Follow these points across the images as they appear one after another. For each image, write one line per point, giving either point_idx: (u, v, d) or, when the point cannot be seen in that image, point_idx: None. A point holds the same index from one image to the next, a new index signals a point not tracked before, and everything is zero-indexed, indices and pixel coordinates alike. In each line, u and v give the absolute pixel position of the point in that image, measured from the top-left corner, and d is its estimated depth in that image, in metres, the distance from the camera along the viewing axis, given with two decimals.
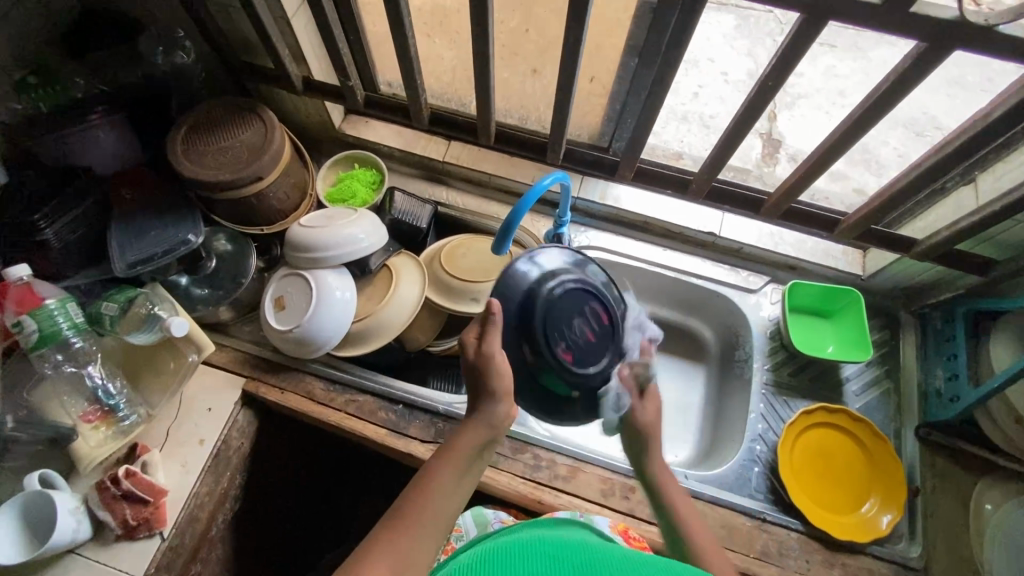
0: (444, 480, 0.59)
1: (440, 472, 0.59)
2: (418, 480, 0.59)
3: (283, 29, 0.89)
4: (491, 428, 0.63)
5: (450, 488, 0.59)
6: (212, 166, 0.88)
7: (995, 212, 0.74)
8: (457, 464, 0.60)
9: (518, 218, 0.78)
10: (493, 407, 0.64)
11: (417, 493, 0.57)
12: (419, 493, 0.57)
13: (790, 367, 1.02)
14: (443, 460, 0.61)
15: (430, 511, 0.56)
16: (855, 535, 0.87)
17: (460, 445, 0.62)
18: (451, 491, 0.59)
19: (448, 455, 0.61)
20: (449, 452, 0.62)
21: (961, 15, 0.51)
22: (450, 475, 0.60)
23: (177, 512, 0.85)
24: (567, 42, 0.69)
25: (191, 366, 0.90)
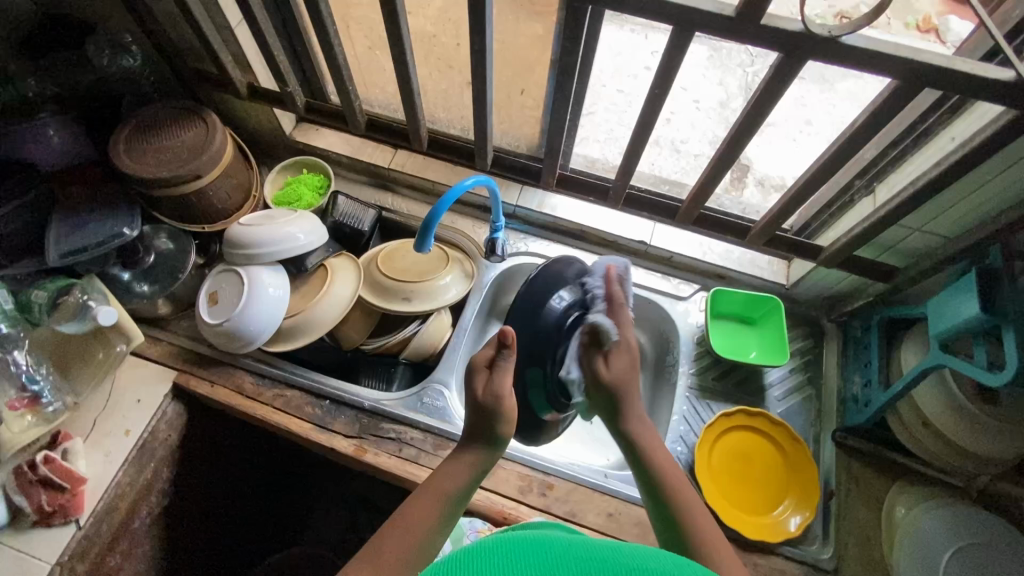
0: (425, 513, 0.58)
1: (423, 508, 0.59)
2: (401, 515, 0.58)
3: (226, 37, 0.95)
4: (473, 471, 0.64)
5: (434, 519, 0.58)
6: (152, 163, 0.92)
7: (882, 218, 0.78)
8: (440, 502, 0.60)
9: (438, 215, 0.82)
10: (475, 448, 0.66)
11: (397, 530, 0.56)
12: (404, 529, 0.56)
13: (714, 371, 1.04)
14: (422, 499, 0.60)
15: (411, 543, 0.55)
16: (767, 536, 0.88)
17: (440, 486, 0.61)
18: (434, 525, 0.58)
19: (429, 495, 0.60)
20: (429, 487, 0.61)
21: (805, 26, 0.55)
22: (432, 509, 0.59)
23: (95, 501, 0.86)
24: (474, 50, 0.74)
25: (119, 356, 0.94)
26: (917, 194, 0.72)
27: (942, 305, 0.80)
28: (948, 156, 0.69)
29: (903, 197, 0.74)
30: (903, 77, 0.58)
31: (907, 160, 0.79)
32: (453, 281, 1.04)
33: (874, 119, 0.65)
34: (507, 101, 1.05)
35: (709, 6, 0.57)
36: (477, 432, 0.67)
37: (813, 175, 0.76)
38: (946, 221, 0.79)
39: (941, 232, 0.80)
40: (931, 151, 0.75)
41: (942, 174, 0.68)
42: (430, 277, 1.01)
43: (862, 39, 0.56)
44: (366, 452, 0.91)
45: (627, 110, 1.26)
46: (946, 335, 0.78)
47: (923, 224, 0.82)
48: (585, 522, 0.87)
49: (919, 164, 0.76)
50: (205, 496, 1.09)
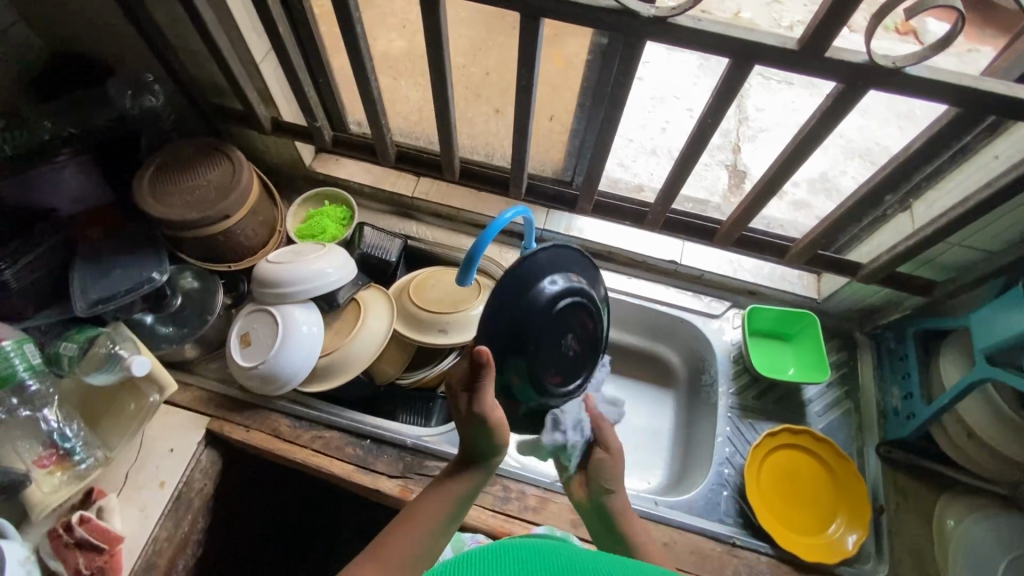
0: (431, 516, 0.63)
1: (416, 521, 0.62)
2: (396, 524, 0.62)
3: (251, 72, 0.93)
4: (466, 484, 0.67)
5: (429, 531, 0.62)
6: (179, 205, 0.89)
7: (927, 236, 0.79)
8: (444, 505, 0.64)
9: (481, 248, 0.80)
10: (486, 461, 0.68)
11: (404, 527, 0.62)
12: (410, 528, 0.62)
13: (753, 390, 1.04)
14: (430, 499, 0.65)
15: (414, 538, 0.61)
16: (823, 556, 0.88)
17: (434, 500, 0.65)
18: (428, 537, 0.62)
19: (436, 496, 0.65)
20: (438, 488, 0.66)
21: (870, 58, 0.55)
22: (435, 512, 0.64)
23: (134, 559, 0.83)
24: (520, 85, 0.73)
25: (152, 407, 0.88)
26: (965, 214, 0.72)
27: (986, 320, 0.81)
28: (996, 174, 0.70)
29: (949, 216, 0.75)
30: (965, 104, 0.58)
31: (945, 177, 0.80)
32: None
33: (929, 143, 0.65)
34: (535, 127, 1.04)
35: (770, 41, 0.57)
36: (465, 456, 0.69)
37: (861, 195, 0.76)
38: (987, 237, 0.80)
39: (983, 247, 0.81)
40: (972, 168, 0.76)
41: (992, 195, 0.69)
42: (465, 307, 1.00)
43: (925, 70, 0.56)
44: (412, 492, 0.89)
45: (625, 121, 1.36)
46: (992, 348, 0.79)
47: (963, 240, 0.82)
48: None
49: (961, 182, 0.77)
50: (239, 542, 1.05)
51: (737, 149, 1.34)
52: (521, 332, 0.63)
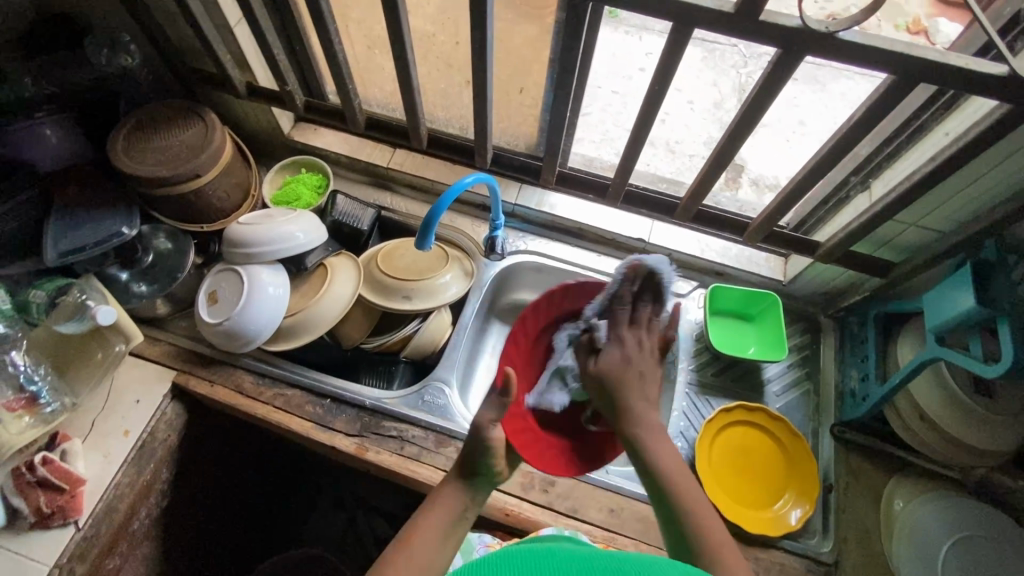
0: (444, 511, 0.62)
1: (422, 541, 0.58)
2: (403, 540, 0.59)
3: (224, 35, 0.95)
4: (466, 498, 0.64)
5: (447, 524, 0.61)
6: (150, 162, 0.91)
7: (879, 214, 0.79)
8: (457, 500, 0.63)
9: (438, 213, 0.82)
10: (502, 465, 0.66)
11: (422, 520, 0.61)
12: (426, 522, 0.61)
13: (713, 367, 1.05)
14: (440, 495, 0.64)
15: (434, 532, 0.60)
16: (767, 529, 0.89)
17: (431, 520, 0.61)
18: (435, 555, 0.58)
19: (446, 492, 0.64)
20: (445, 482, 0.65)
21: (803, 22, 0.56)
22: (448, 506, 0.63)
23: (95, 501, 0.86)
24: (476, 47, 0.74)
25: (118, 356, 0.94)
26: (913, 189, 0.73)
27: (937, 300, 0.81)
28: (944, 149, 0.70)
29: (898, 192, 0.75)
30: (899, 73, 0.59)
31: (902, 156, 0.80)
32: (453, 279, 1.04)
33: (871, 114, 0.65)
34: (506, 100, 1.05)
35: (708, 3, 0.58)
36: (463, 467, 0.66)
37: (812, 169, 0.76)
38: (941, 217, 0.80)
39: (936, 227, 0.82)
40: (926, 145, 0.76)
41: (937, 169, 0.69)
42: (430, 275, 1.02)
43: (858, 35, 0.56)
44: (368, 450, 0.91)
45: (623, 111, 1.31)
46: (941, 327, 0.79)
47: (917, 219, 0.83)
48: (587, 518, 0.88)
49: (914, 159, 0.77)
50: (205, 496, 1.08)
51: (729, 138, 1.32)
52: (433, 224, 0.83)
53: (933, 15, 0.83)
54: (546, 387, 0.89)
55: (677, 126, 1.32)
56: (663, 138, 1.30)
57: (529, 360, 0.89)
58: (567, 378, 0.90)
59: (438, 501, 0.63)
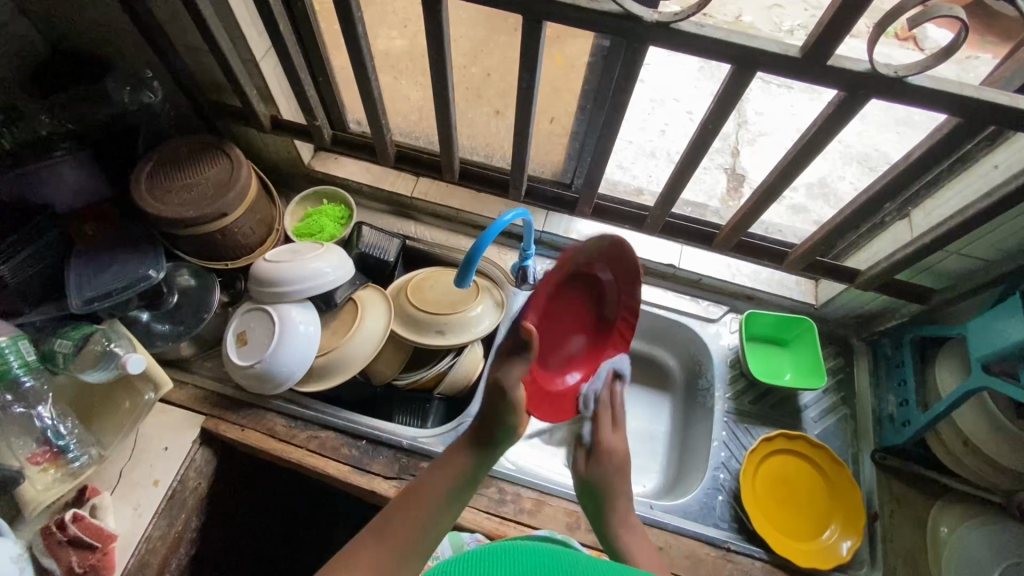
0: (462, 462, 0.64)
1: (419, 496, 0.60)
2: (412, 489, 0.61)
3: (251, 70, 0.92)
4: (473, 462, 0.64)
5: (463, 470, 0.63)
6: (176, 202, 0.89)
7: (926, 244, 0.79)
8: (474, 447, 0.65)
9: (482, 247, 0.79)
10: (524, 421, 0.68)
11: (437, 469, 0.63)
12: (436, 475, 0.62)
13: (750, 394, 1.04)
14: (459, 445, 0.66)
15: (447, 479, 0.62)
16: (817, 562, 0.88)
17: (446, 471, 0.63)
18: (437, 510, 0.59)
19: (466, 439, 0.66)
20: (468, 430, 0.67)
21: (872, 67, 0.55)
22: (462, 456, 0.64)
23: (127, 557, 0.82)
24: (521, 86, 0.73)
25: (147, 405, 0.88)
26: (963, 223, 0.73)
27: (984, 329, 0.81)
28: (995, 184, 0.70)
29: (949, 224, 0.75)
30: (965, 116, 0.58)
31: (944, 186, 0.80)
32: (485, 311, 1.02)
33: (930, 151, 0.65)
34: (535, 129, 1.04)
35: (774, 48, 0.58)
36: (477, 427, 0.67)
37: (860, 203, 0.76)
38: (984, 246, 0.80)
39: (979, 256, 0.82)
40: (971, 177, 0.76)
41: (991, 205, 0.69)
42: (463, 308, 1.00)
43: (927, 80, 0.56)
44: None
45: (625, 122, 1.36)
46: (989, 356, 0.79)
47: (960, 248, 0.83)
48: None
49: (960, 190, 0.77)
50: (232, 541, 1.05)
51: (736, 152, 1.34)
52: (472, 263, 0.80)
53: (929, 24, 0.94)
54: (546, 351, 0.80)
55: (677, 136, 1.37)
56: (664, 150, 1.33)
57: (550, 312, 0.75)
58: (568, 339, 0.81)
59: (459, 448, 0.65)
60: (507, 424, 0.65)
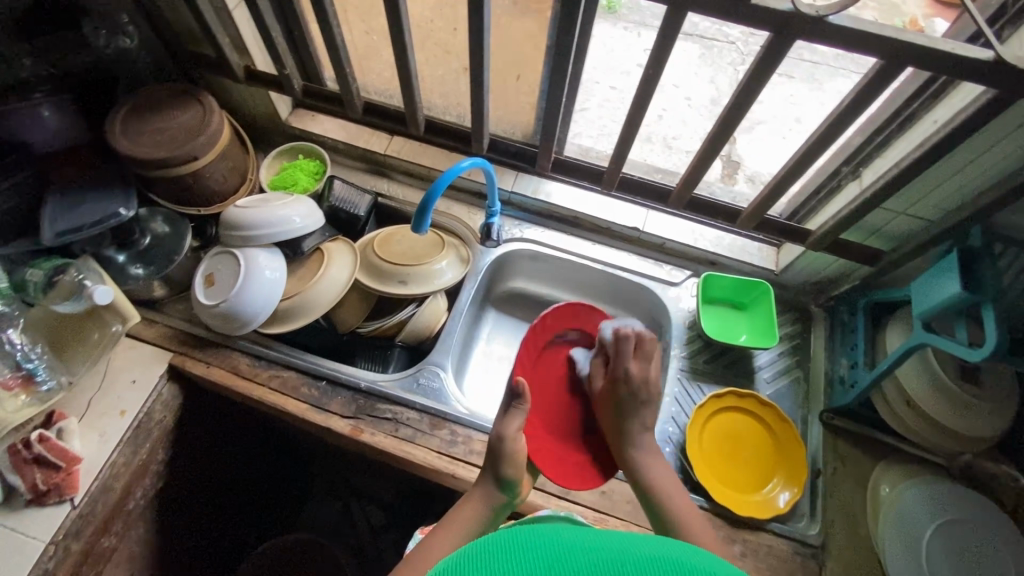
0: (467, 515, 0.73)
1: (445, 539, 0.69)
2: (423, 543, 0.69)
3: (224, 18, 0.95)
4: (486, 511, 0.74)
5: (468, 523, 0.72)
6: (148, 144, 0.92)
7: (869, 201, 0.81)
8: (475, 507, 0.74)
9: (434, 199, 0.84)
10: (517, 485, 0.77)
11: (443, 528, 0.71)
12: (444, 530, 0.71)
13: (705, 355, 1.06)
14: (466, 504, 0.75)
15: (453, 530, 0.71)
16: (755, 512, 0.90)
17: (456, 523, 0.72)
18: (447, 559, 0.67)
19: (469, 501, 0.75)
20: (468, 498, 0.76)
21: (794, 6, 0.57)
22: (468, 512, 0.73)
23: (90, 480, 0.86)
24: (473, 32, 0.76)
25: (114, 337, 0.93)
26: (901, 175, 0.74)
27: (924, 287, 0.83)
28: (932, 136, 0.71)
29: (889, 178, 0.76)
30: (887, 57, 0.60)
31: (892, 144, 0.82)
32: (449, 265, 1.05)
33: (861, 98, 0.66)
34: (503, 87, 1.05)
35: None
36: (487, 478, 0.77)
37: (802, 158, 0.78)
38: (930, 204, 0.81)
39: (925, 215, 0.83)
40: (915, 134, 0.77)
41: (923, 155, 0.71)
42: (426, 261, 1.03)
43: (848, 20, 0.58)
44: (363, 432, 0.92)
45: (619, 107, 1.30)
46: (927, 313, 0.81)
47: (906, 207, 0.84)
48: (579, 500, 0.89)
49: (904, 146, 0.78)
50: (199, 480, 1.10)
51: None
52: (424, 207, 0.84)
53: (926, 19, 0.80)
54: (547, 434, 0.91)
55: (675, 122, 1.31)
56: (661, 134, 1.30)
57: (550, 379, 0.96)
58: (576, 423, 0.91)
59: (465, 505, 0.75)
60: (508, 477, 0.76)
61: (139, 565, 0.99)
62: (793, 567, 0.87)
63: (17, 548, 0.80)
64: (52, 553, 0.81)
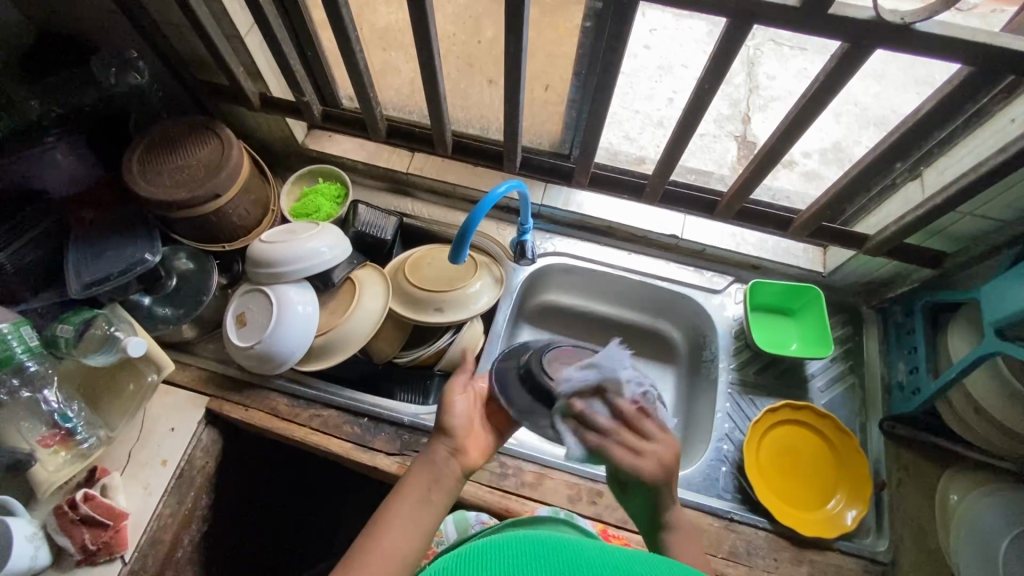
0: (426, 475, 0.61)
1: (393, 514, 0.57)
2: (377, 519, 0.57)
3: (237, 47, 0.91)
4: (449, 467, 0.62)
5: (433, 482, 0.60)
6: (168, 184, 0.88)
7: (938, 205, 0.76)
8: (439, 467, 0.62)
9: (473, 224, 0.79)
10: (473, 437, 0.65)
11: (401, 495, 0.59)
12: (400, 499, 0.59)
13: (755, 365, 1.02)
14: (422, 464, 0.62)
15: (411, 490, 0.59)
16: (821, 530, 0.87)
17: (419, 481, 0.60)
18: (408, 531, 0.56)
19: (426, 462, 0.63)
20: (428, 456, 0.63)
21: (879, 16, 0.53)
22: (426, 476, 0.61)
23: (139, 535, 0.84)
24: (509, 52, 0.71)
25: (150, 387, 0.89)
26: (976, 181, 0.70)
27: (997, 293, 0.78)
28: (1012, 138, 0.66)
29: (960, 184, 0.72)
30: (977, 64, 0.55)
31: (959, 143, 0.77)
32: (484, 287, 1.02)
33: (941, 107, 0.61)
34: (531, 98, 1.00)
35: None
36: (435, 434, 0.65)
37: (867, 165, 0.73)
38: (1002, 205, 0.76)
39: (996, 216, 0.78)
40: (988, 133, 0.72)
41: (1004, 161, 0.66)
42: (461, 285, 0.99)
43: (936, 27, 0.53)
44: None
45: (630, 91, 1.30)
46: (1004, 322, 0.76)
47: (974, 209, 0.79)
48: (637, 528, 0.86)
49: (975, 147, 0.73)
50: (240, 517, 1.08)
51: (747, 119, 1.28)
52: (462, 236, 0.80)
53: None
54: None
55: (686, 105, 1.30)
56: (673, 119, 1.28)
57: None
58: None
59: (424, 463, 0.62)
60: (449, 424, 0.65)
61: None
62: None
63: None
64: None
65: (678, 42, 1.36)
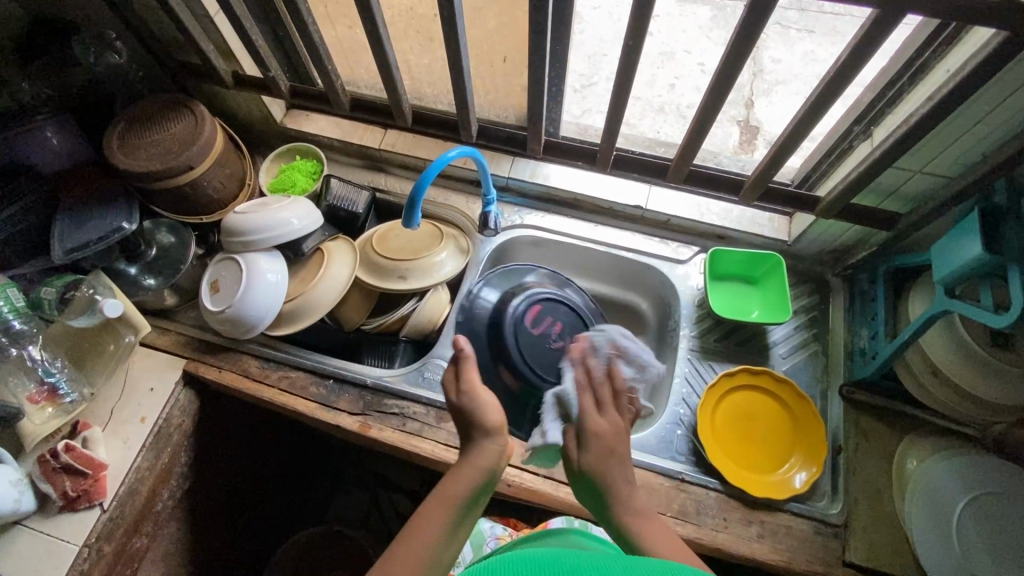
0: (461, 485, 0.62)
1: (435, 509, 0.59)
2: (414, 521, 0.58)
3: (206, 26, 0.96)
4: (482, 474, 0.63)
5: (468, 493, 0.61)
6: (144, 158, 0.93)
7: (880, 160, 0.76)
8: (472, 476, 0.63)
9: (422, 190, 0.82)
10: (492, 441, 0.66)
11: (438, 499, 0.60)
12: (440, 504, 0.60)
13: (716, 333, 1.03)
14: (456, 473, 0.63)
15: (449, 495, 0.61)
16: (772, 492, 0.88)
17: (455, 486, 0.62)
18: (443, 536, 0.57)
19: (460, 470, 0.64)
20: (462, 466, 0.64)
21: None
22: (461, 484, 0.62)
23: (117, 485, 0.90)
24: (445, 15, 0.74)
25: (128, 347, 0.97)
26: (909, 132, 0.70)
27: (944, 251, 0.77)
28: (943, 86, 0.66)
29: (899, 135, 0.71)
30: None
31: (905, 99, 0.76)
32: (449, 257, 1.05)
33: None
34: (491, 71, 1.03)
35: None
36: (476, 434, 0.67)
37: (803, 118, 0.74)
38: (948, 160, 0.75)
39: (943, 172, 0.77)
40: (929, 86, 0.72)
41: (932, 109, 0.66)
42: (425, 254, 1.02)
43: None
44: (371, 427, 0.93)
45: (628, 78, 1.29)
46: (950, 278, 0.75)
47: (922, 166, 0.78)
48: None
49: (917, 100, 0.72)
50: (225, 476, 1.14)
51: (750, 103, 1.23)
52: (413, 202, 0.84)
53: None
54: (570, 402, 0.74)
55: (688, 90, 1.30)
56: (675, 105, 1.28)
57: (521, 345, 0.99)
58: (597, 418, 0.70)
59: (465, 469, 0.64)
60: (487, 424, 0.67)
61: (173, 563, 1.04)
62: (813, 547, 0.84)
63: (54, 552, 0.84)
64: (86, 556, 0.85)
65: (681, 28, 1.35)
